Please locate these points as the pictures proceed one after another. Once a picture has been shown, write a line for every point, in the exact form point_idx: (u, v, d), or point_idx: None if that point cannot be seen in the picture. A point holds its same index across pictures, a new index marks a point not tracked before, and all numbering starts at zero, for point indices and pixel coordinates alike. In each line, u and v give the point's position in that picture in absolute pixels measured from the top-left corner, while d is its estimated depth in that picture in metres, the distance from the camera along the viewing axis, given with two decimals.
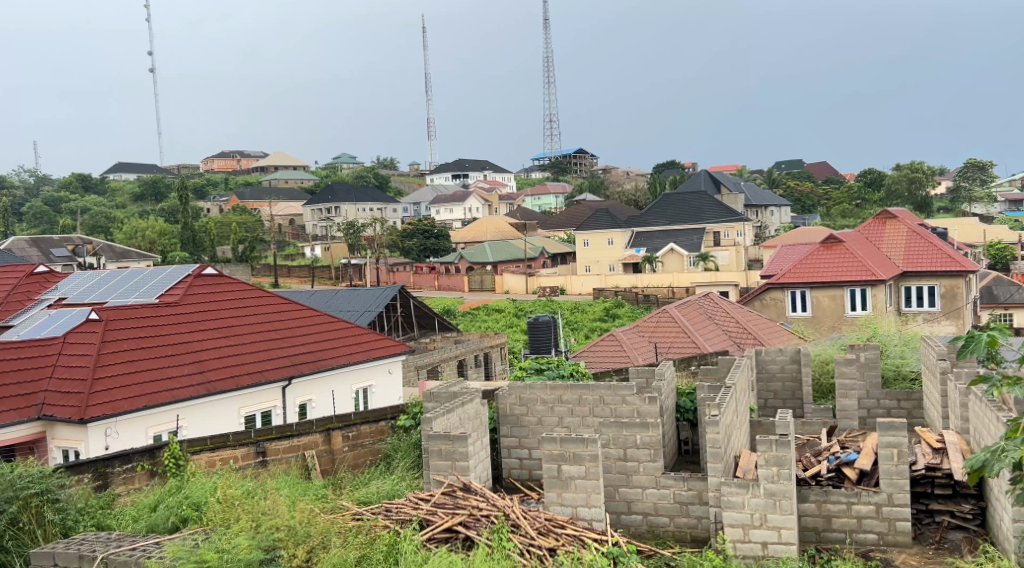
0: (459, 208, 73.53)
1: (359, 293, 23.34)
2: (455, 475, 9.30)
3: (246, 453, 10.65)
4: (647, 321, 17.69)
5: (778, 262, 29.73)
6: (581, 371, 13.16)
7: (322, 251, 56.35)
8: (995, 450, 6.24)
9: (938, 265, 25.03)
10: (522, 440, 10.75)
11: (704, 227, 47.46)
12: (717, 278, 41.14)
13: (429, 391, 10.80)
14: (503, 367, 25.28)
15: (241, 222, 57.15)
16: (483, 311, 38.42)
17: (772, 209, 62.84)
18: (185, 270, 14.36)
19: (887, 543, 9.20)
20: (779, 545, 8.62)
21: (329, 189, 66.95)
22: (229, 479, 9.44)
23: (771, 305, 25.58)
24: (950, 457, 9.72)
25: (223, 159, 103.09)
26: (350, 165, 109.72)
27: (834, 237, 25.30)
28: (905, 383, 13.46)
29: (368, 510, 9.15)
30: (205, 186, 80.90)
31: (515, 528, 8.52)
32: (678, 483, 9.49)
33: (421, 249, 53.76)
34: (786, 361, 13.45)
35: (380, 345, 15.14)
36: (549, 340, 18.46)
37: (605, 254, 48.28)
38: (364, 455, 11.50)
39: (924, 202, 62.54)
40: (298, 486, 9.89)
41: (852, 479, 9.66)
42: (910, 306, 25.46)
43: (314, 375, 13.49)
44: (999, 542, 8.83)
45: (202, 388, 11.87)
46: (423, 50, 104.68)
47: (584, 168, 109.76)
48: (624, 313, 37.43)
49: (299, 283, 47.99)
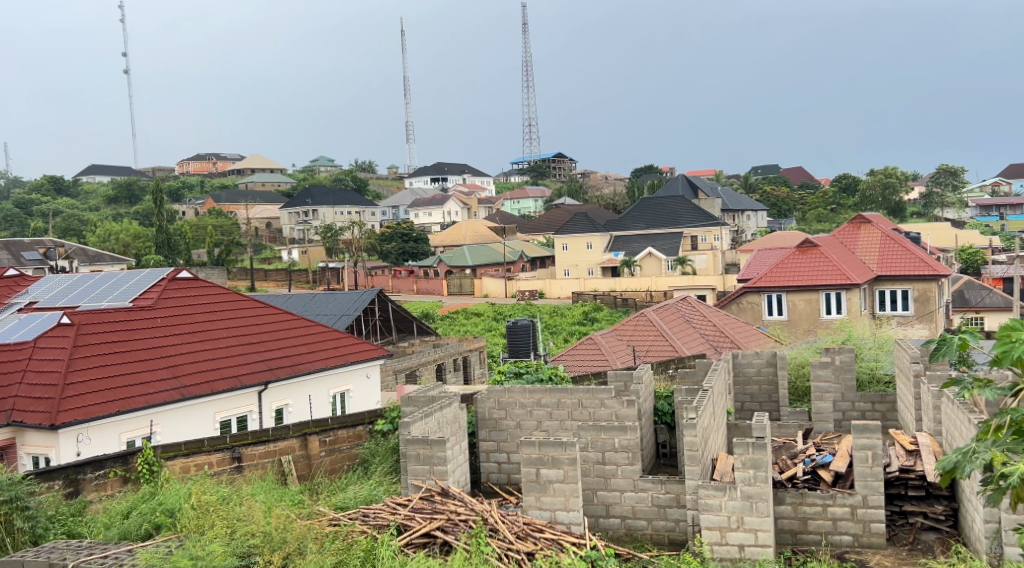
0: (438, 212, 73.39)
1: (336, 297, 23.22)
2: (433, 480, 9.27)
3: (221, 458, 10.50)
4: (625, 325, 17.72)
5: (754, 266, 29.94)
6: (560, 375, 13.16)
7: (299, 255, 56.08)
8: (966, 452, 6.29)
9: (911, 270, 25.30)
10: (500, 444, 10.74)
11: (681, 231, 47.39)
12: (695, 282, 41.30)
13: (407, 395, 10.75)
14: (481, 371, 25.27)
15: (217, 226, 56.77)
16: (462, 315, 38.43)
17: (748, 214, 63.26)
18: (159, 273, 14.23)
19: (862, 544, 9.28)
20: (756, 547, 8.68)
21: (307, 192, 66.64)
22: (203, 485, 9.36)
23: (747, 309, 25.75)
24: (924, 459, 9.80)
25: (198, 161, 102.23)
26: (328, 167, 109.40)
27: (809, 241, 25.49)
28: (880, 386, 13.60)
29: (345, 516, 9.11)
30: (180, 188, 80.35)
31: (493, 532, 8.53)
32: (655, 487, 9.52)
33: (399, 252, 53.59)
34: (762, 364, 13.54)
35: (357, 349, 15.11)
36: (528, 343, 18.47)
37: (584, 258, 48.61)
38: (341, 460, 11.45)
39: (897, 207, 63.08)
40: (274, 491, 9.84)
41: (827, 481, 9.74)
42: (884, 310, 25.70)
43: (291, 380, 13.43)
44: (971, 543, 8.94)
45: (177, 393, 11.80)
46: (401, 54, 104.65)
47: (563, 172, 109.97)
48: (603, 317, 37.57)
49: (277, 286, 47.75)
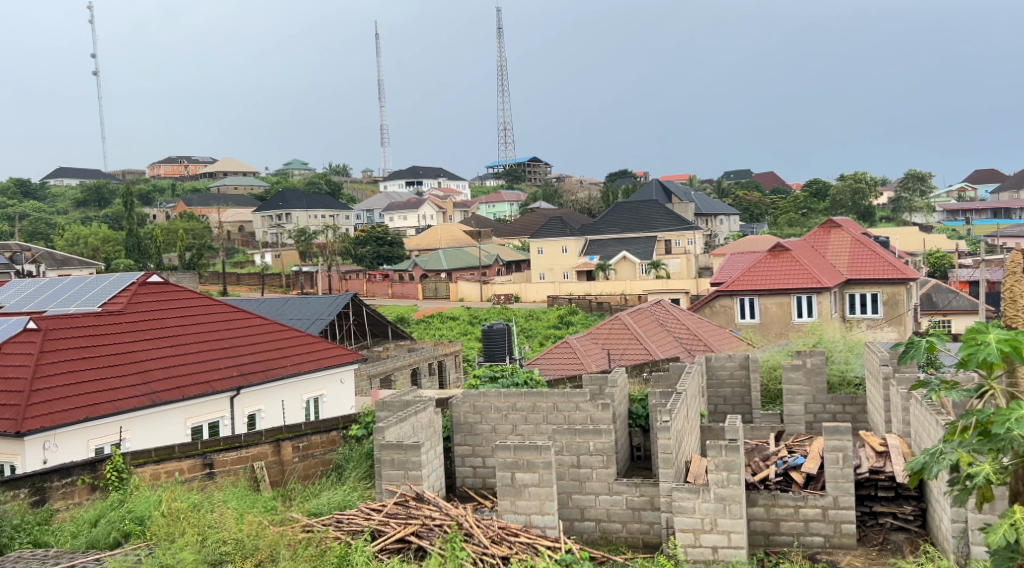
0: (413, 216, 73.18)
1: (310, 301, 23.07)
2: (407, 485, 9.26)
3: (192, 465, 10.42)
4: (600, 328, 17.75)
5: (727, 270, 30.14)
6: (536, 379, 13.20)
7: (272, 258, 55.79)
8: (933, 453, 6.38)
9: (880, 273, 25.60)
10: (475, 448, 10.76)
11: (655, 235, 47.70)
12: (669, 286, 41.55)
13: (382, 400, 10.74)
14: (457, 375, 25.26)
15: (188, 229, 56.31)
16: (437, 319, 38.39)
17: (721, 218, 63.77)
18: (128, 278, 14.07)
19: (834, 545, 9.38)
20: (729, 549, 8.76)
21: (280, 195, 66.25)
22: (174, 492, 9.27)
23: (720, 312, 25.91)
24: (893, 460, 9.95)
25: (169, 164, 101.38)
26: (302, 171, 108.76)
27: (781, 245, 25.70)
28: (850, 388, 13.77)
29: (318, 522, 9.08)
30: (151, 192, 79.62)
31: (468, 537, 8.54)
32: (630, 490, 9.56)
33: (373, 256, 53.41)
34: (735, 367, 13.64)
35: (331, 354, 15.04)
36: (504, 347, 18.49)
37: (560, 262, 48.50)
38: (314, 465, 11.41)
39: (867, 212, 63.74)
40: (246, 498, 9.77)
41: (799, 483, 9.83)
42: (854, 313, 25.96)
43: (263, 385, 13.36)
44: (939, 542, 9.06)
45: (147, 399, 11.70)
46: (375, 58, 104.58)
47: (537, 176, 110.21)
48: (578, 320, 37.70)
49: (249, 290, 47.38)
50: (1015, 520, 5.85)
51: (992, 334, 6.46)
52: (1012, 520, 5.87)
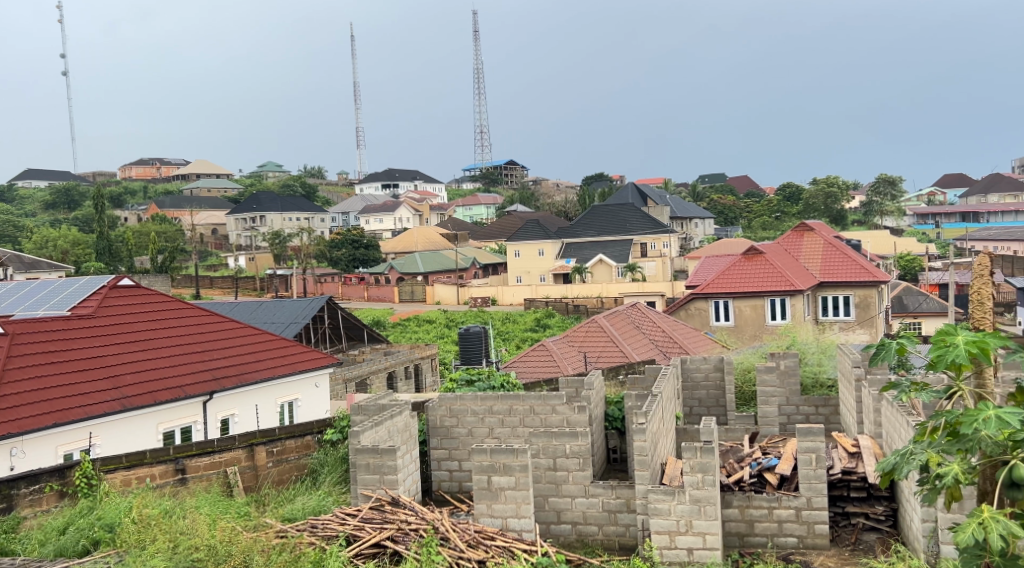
0: (389, 219, 72.86)
1: (285, 305, 22.95)
2: (383, 489, 9.23)
3: (164, 470, 10.31)
4: (576, 331, 17.79)
5: (701, 273, 30.30)
6: (512, 383, 13.19)
7: (246, 261, 55.45)
8: (904, 454, 6.43)
9: (852, 276, 25.84)
10: (452, 452, 10.73)
11: (631, 238, 47.89)
12: (645, 288, 41.73)
13: (357, 404, 10.69)
14: (433, 379, 25.22)
15: (161, 232, 55.87)
16: (414, 322, 38.30)
17: (696, 221, 64.12)
18: (100, 281, 13.88)
19: (807, 545, 9.45)
20: (704, 550, 8.81)
21: (255, 198, 65.89)
22: (145, 499, 9.18)
23: (695, 315, 26.04)
24: (865, 460, 10.05)
25: (141, 166, 100.62)
26: (276, 173, 108.09)
27: (754, 249, 25.89)
28: (823, 390, 13.93)
29: (292, 527, 9.02)
30: (122, 194, 78.80)
31: (444, 541, 8.52)
32: (606, 492, 9.59)
33: (349, 259, 53.23)
34: (710, 369, 13.72)
35: (307, 358, 14.99)
36: (480, 350, 18.47)
37: (536, 265, 48.57)
38: (289, 470, 11.31)
39: (839, 215, 64.30)
40: (219, 503, 9.70)
41: (773, 484, 9.91)
42: (827, 315, 26.17)
43: (236, 390, 13.28)
44: (910, 542, 9.16)
45: (118, 404, 11.60)
46: (351, 60, 104.29)
47: (514, 179, 110.20)
48: (555, 323, 37.73)
49: (222, 294, 47.05)
50: (983, 519, 5.87)
51: (961, 335, 6.55)
52: (980, 519, 5.89)
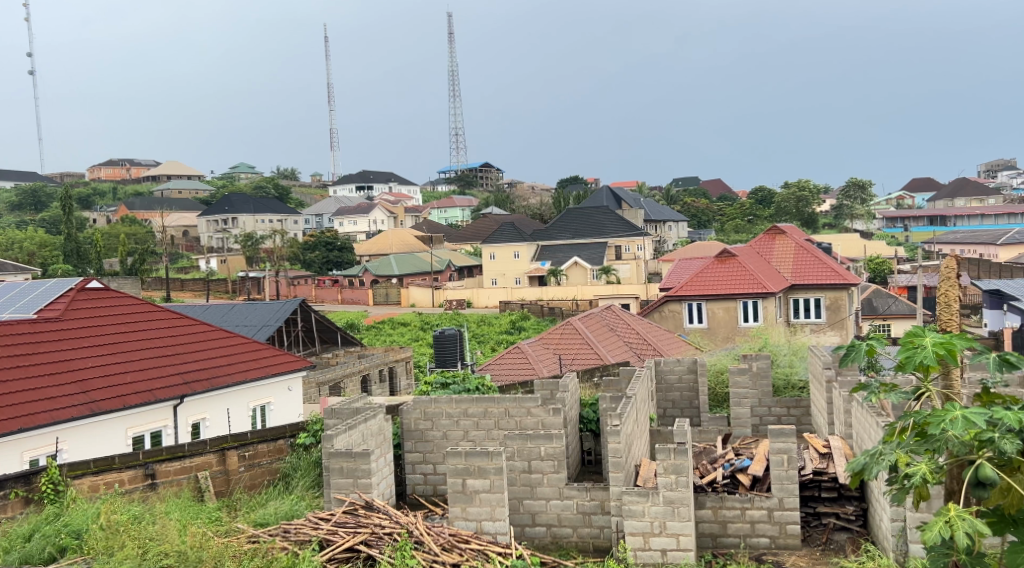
0: (363, 221, 72.53)
1: (256, 308, 22.79)
2: (357, 493, 9.19)
3: (134, 475, 10.20)
4: (551, 333, 17.79)
5: (674, 276, 30.42)
6: (487, 385, 13.16)
7: (218, 263, 54.97)
8: (873, 454, 6.48)
9: (823, 278, 26.08)
10: (426, 455, 10.69)
11: (605, 241, 48.04)
12: (620, 291, 41.86)
13: (331, 408, 10.64)
14: (408, 381, 25.13)
15: (131, 234, 55.27)
16: (388, 325, 38.16)
17: (670, 224, 64.43)
18: (68, 283, 13.67)
19: (779, 546, 9.51)
20: (678, 552, 8.84)
21: (227, 199, 65.38)
22: (114, 505, 9.06)
23: (669, 317, 26.16)
24: (836, 461, 10.16)
25: (111, 167, 99.59)
26: (249, 174, 107.34)
27: (727, 251, 26.06)
28: (795, 391, 14.04)
29: (264, 532, 8.98)
30: (91, 195, 77.92)
31: (418, 545, 8.50)
32: (581, 494, 9.60)
33: (323, 261, 53.05)
34: (683, 371, 13.79)
35: (280, 361, 14.93)
36: (455, 353, 18.43)
37: (511, 267, 48.41)
38: (260, 475, 11.21)
39: (810, 219, 64.85)
40: (189, 509, 9.61)
41: (746, 485, 9.97)
42: (799, 317, 26.37)
43: (208, 394, 13.18)
44: (880, 541, 9.24)
45: (86, 408, 11.46)
46: (325, 62, 103.91)
47: (489, 181, 110.08)
48: (530, 325, 37.72)
49: (194, 296, 46.62)
50: (948, 518, 5.92)
51: (929, 337, 6.63)
52: (946, 518, 5.94)
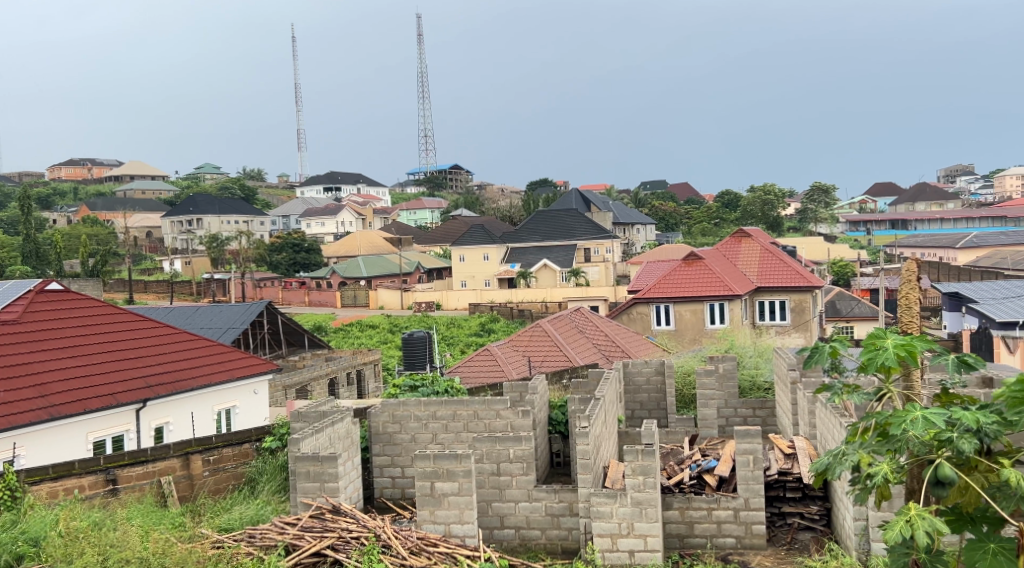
0: (331, 222, 72.10)
1: (221, 310, 22.56)
2: (323, 497, 9.13)
3: (94, 481, 10.05)
4: (520, 335, 17.77)
5: (642, 279, 30.60)
6: (456, 388, 13.13)
7: (182, 265, 54.34)
8: (836, 454, 6.54)
9: (788, 281, 26.35)
10: (394, 459, 10.65)
11: (574, 243, 48.19)
12: (589, 293, 41.94)
13: (297, 411, 10.55)
14: (375, 384, 25.02)
15: (93, 235, 54.48)
16: (357, 327, 37.97)
17: (638, 227, 64.77)
18: (26, 285, 13.45)
19: (745, 546, 9.58)
20: (646, 552, 8.88)
21: (191, 200, 64.70)
22: (72, 511, 8.92)
23: (637, 319, 26.31)
24: (800, 461, 10.27)
25: (71, 167, 98.31)
26: (214, 174, 106.32)
27: (694, 254, 26.23)
28: (760, 392, 14.17)
29: (229, 537, 8.90)
30: (51, 195, 76.81)
31: (386, 549, 8.47)
32: (549, 496, 9.60)
33: (289, 263, 52.72)
34: (651, 373, 13.84)
35: (246, 364, 14.80)
36: (424, 356, 18.37)
37: (481, 269, 48.50)
38: (225, 479, 11.11)
39: (775, 222, 65.53)
40: (152, 514, 9.49)
41: (712, 485, 10.04)
42: (764, 319, 26.63)
43: (171, 398, 13.03)
44: (844, 540, 9.33)
45: (45, 413, 11.28)
46: (292, 61, 103.30)
47: (458, 183, 110.03)
48: (500, 328, 37.72)
49: (157, 299, 46.05)
50: (909, 516, 5.99)
51: (890, 339, 6.71)
52: (907, 517, 6.00)
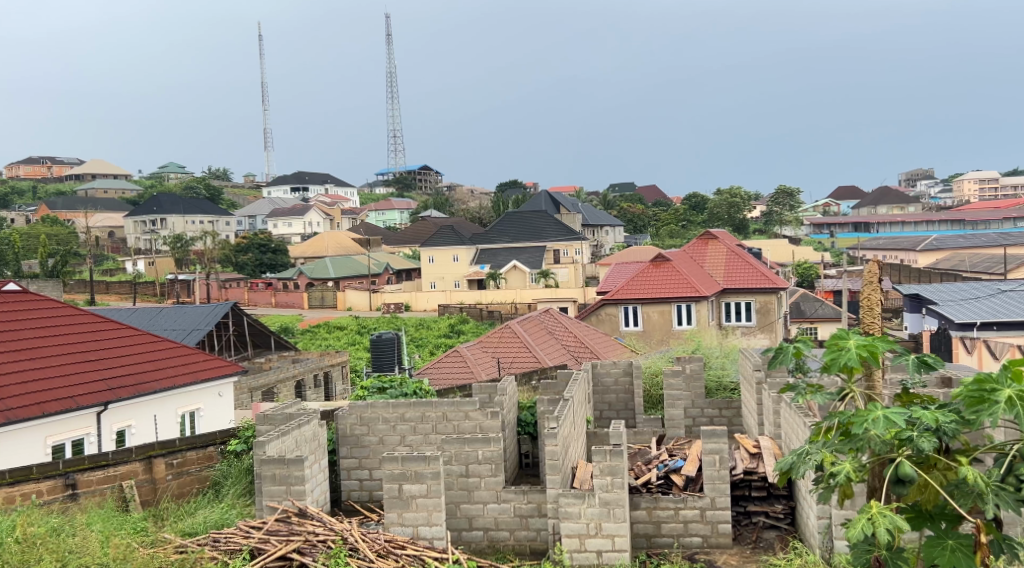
0: (299, 223, 71.59)
1: (186, 311, 22.34)
2: (290, 500, 9.03)
3: (53, 486, 9.86)
4: (489, 337, 17.77)
5: (611, 279, 30.74)
6: (425, 389, 13.10)
7: (146, 266, 53.69)
8: (800, 454, 6.59)
9: (753, 282, 26.56)
10: (362, 461, 10.59)
11: (544, 244, 48.30)
12: (558, 294, 42.01)
13: (263, 413, 10.45)
14: (343, 386, 24.89)
15: (53, 235, 53.64)
16: (324, 329, 37.74)
17: (607, 229, 65.05)
18: None
19: (711, 545, 9.63)
20: (613, 552, 8.90)
21: (155, 200, 63.94)
22: (31, 517, 8.75)
23: (606, 320, 26.39)
24: (765, 460, 10.37)
25: (31, 165, 96.85)
26: (178, 174, 105.18)
27: (661, 256, 26.40)
28: (726, 393, 14.28)
29: (192, 541, 8.81)
30: (10, 195, 75.51)
31: (353, 552, 8.43)
32: (518, 497, 9.58)
33: (256, 264, 52.31)
34: (620, 374, 13.89)
35: (211, 366, 14.65)
36: (393, 357, 18.28)
37: (450, 271, 48.43)
38: (189, 483, 10.99)
39: (741, 224, 66.09)
40: (113, 519, 9.37)
41: (679, 485, 10.09)
42: (730, 320, 26.84)
43: (133, 401, 12.86)
44: (808, 538, 9.41)
45: (3, 416, 11.09)
46: (258, 60, 102.67)
47: (427, 185, 109.92)
48: (469, 330, 37.70)
49: (120, 300, 45.44)
50: (871, 514, 6.04)
51: (852, 339, 6.77)
52: (870, 515, 6.05)
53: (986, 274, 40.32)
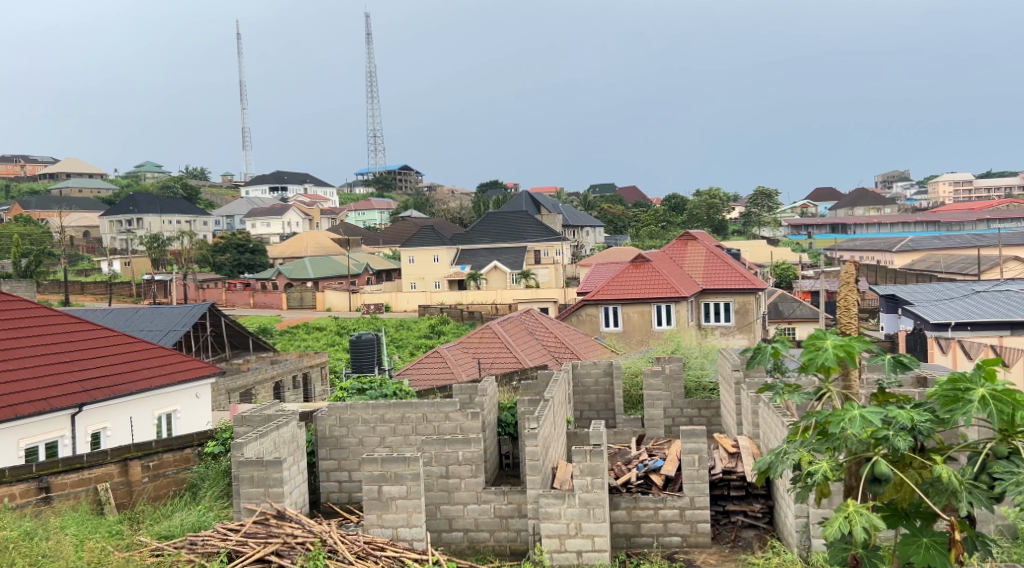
0: (277, 223, 71.22)
1: (163, 312, 22.16)
2: (267, 502, 8.95)
3: (25, 489, 9.72)
4: (470, 337, 17.74)
5: (591, 280, 30.79)
6: (404, 390, 13.03)
7: (122, 266, 53.24)
8: (778, 453, 6.61)
9: (732, 283, 26.68)
10: (341, 463, 10.54)
11: (525, 245, 48.34)
12: (538, 295, 42.07)
13: (241, 415, 10.36)
14: (323, 387, 24.78)
15: (26, 235, 53.06)
16: (303, 330, 37.57)
17: (587, 230, 65.19)
18: None
19: (690, 544, 9.65)
20: (593, 552, 8.91)
21: (131, 199, 63.41)
22: (4, 520, 8.64)
23: (586, 320, 26.42)
24: (744, 460, 10.42)
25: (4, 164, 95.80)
26: (155, 174, 104.39)
27: (641, 256, 26.48)
28: (705, 393, 14.33)
29: (169, 545, 8.74)
30: None
31: (332, 554, 8.39)
32: (498, 498, 9.57)
33: (234, 264, 51.99)
34: (600, 374, 13.90)
35: (187, 367, 14.53)
36: (372, 358, 18.20)
37: (430, 271, 48.34)
38: (166, 485, 10.89)
39: (720, 226, 66.43)
40: (88, 522, 9.27)
41: (659, 485, 10.10)
42: (709, 320, 26.95)
43: (108, 402, 12.75)
44: (785, 536, 9.46)
45: None
46: (236, 59, 102.02)
47: (407, 185, 109.73)
48: (449, 330, 37.67)
49: (95, 300, 45.03)
50: (848, 513, 6.06)
51: (829, 339, 6.80)
52: (846, 514, 6.08)
53: (961, 276, 40.77)
